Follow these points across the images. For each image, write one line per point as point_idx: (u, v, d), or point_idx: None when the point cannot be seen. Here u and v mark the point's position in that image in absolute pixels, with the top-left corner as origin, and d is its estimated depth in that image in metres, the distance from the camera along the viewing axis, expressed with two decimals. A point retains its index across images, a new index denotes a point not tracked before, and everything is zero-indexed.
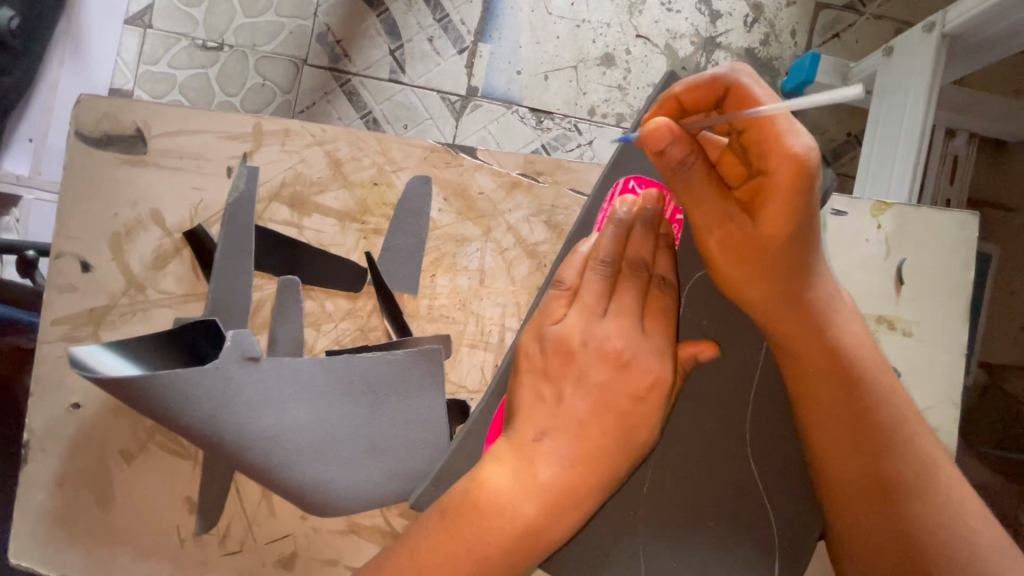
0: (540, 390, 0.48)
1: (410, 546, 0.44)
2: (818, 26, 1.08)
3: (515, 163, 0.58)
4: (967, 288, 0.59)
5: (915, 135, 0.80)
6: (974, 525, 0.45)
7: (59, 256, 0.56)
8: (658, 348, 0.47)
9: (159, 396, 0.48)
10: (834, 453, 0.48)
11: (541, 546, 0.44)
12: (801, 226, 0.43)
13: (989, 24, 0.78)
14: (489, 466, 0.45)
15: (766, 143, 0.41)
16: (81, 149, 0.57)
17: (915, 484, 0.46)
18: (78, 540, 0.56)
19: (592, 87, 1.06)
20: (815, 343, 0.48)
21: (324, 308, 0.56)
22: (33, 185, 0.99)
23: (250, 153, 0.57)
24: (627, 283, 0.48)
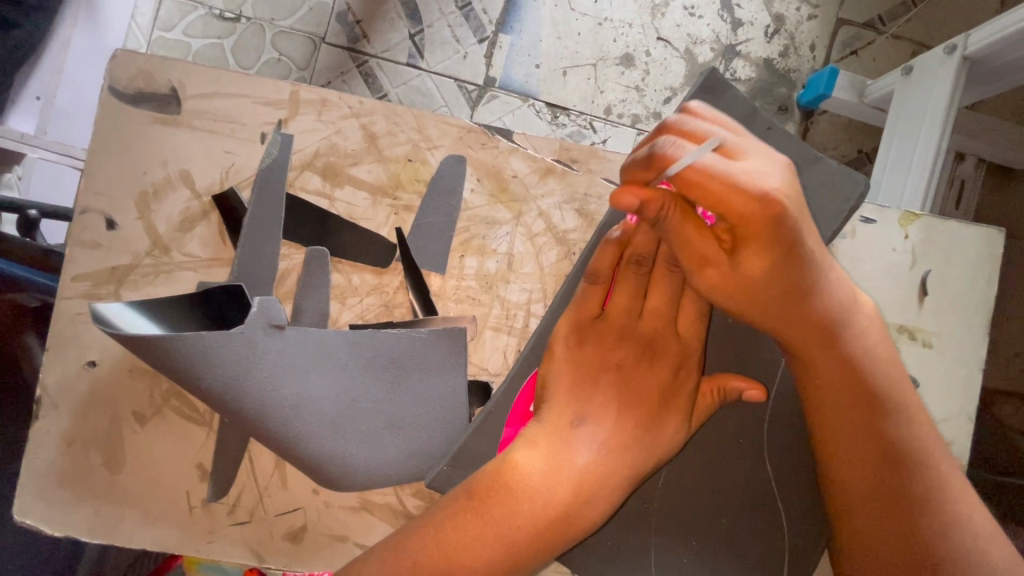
0: (575, 379, 0.49)
1: (433, 524, 0.45)
2: (838, 42, 1.09)
3: (550, 148, 0.58)
4: (988, 304, 0.60)
5: (930, 154, 0.81)
6: (985, 544, 0.46)
7: (84, 211, 0.55)
8: (692, 349, 0.50)
9: (181, 356, 0.47)
10: (851, 464, 0.48)
11: (570, 531, 0.45)
12: (784, 259, 0.43)
13: (1009, 51, 0.80)
14: (523, 449, 0.46)
15: (719, 201, 0.40)
16: (113, 104, 0.56)
17: (934, 502, 0.46)
18: (84, 501, 0.55)
19: (610, 87, 1.06)
20: (831, 358, 0.47)
21: (350, 282, 0.56)
22: (38, 144, 0.94)
23: (285, 121, 0.57)
24: (662, 284, 0.50)
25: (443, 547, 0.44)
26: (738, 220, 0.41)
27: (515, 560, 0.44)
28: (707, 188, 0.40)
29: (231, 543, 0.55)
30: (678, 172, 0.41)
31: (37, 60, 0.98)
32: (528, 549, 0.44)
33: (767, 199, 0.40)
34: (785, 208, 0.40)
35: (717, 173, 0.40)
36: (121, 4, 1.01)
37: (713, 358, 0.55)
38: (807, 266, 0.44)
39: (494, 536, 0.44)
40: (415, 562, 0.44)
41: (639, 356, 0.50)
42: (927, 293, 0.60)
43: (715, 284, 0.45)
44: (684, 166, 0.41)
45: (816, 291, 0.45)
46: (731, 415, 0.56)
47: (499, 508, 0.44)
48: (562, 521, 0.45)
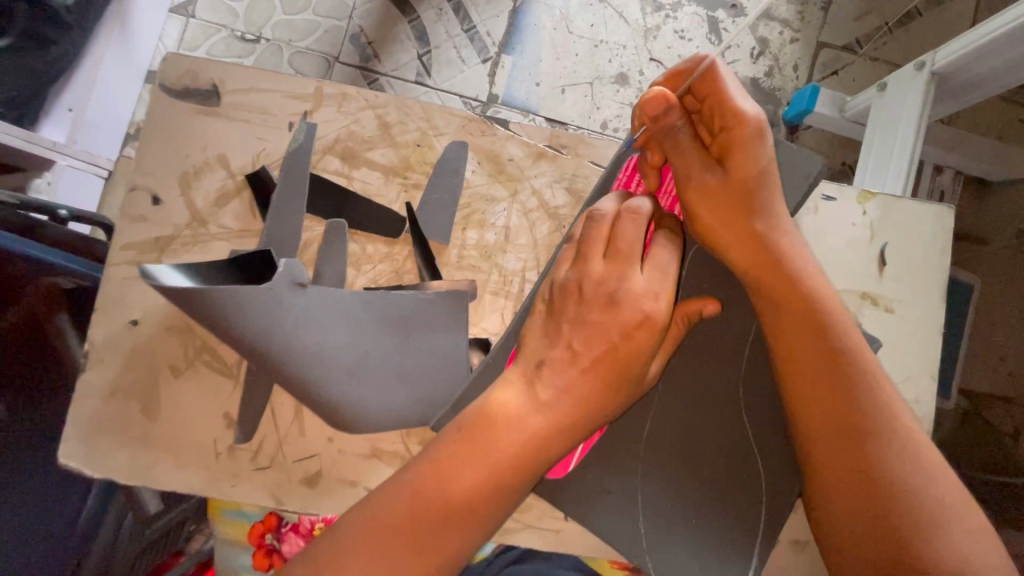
0: (548, 331, 0.54)
1: (428, 457, 0.49)
2: (818, 63, 1.19)
3: (542, 136, 0.66)
4: (944, 272, 0.67)
5: (904, 160, 0.89)
6: (934, 480, 0.49)
7: (133, 189, 0.63)
8: (654, 288, 0.53)
9: (216, 306, 0.53)
10: (808, 401, 0.53)
11: (542, 456, 0.50)
12: (759, 172, 0.56)
13: (974, 66, 0.88)
14: (502, 389, 0.51)
15: (727, 104, 0.56)
16: (162, 99, 0.64)
17: (880, 436, 0.50)
18: (122, 445, 0.61)
19: (605, 103, 1.15)
20: (788, 286, 0.55)
21: (365, 251, 0.63)
22: (68, 153, 1.04)
23: (310, 113, 0.65)
24: (626, 227, 0.53)
25: (438, 471, 0.48)
26: (735, 124, 0.55)
27: (501, 481, 0.48)
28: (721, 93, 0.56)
29: (253, 486, 0.61)
30: (703, 74, 0.56)
31: (70, 74, 1.08)
32: (511, 472, 0.49)
33: (755, 113, 0.56)
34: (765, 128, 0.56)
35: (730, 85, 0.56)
36: (151, 26, 1.16)
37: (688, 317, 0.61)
38: (770, 185, 0.56)
39: (480, 461, 0.48)
40: (415, 489, 0.48)
41: (606, 300, 0.52)
42: (887, 264, 0.66)
43: (700, 182, 0.56)
44: (709, 70, 0.56)
45: (775, 212, 0.57)
46: (703, 372, 0.62)
47: (485, 436, 0.49)
48: (538, 444, 0.50)
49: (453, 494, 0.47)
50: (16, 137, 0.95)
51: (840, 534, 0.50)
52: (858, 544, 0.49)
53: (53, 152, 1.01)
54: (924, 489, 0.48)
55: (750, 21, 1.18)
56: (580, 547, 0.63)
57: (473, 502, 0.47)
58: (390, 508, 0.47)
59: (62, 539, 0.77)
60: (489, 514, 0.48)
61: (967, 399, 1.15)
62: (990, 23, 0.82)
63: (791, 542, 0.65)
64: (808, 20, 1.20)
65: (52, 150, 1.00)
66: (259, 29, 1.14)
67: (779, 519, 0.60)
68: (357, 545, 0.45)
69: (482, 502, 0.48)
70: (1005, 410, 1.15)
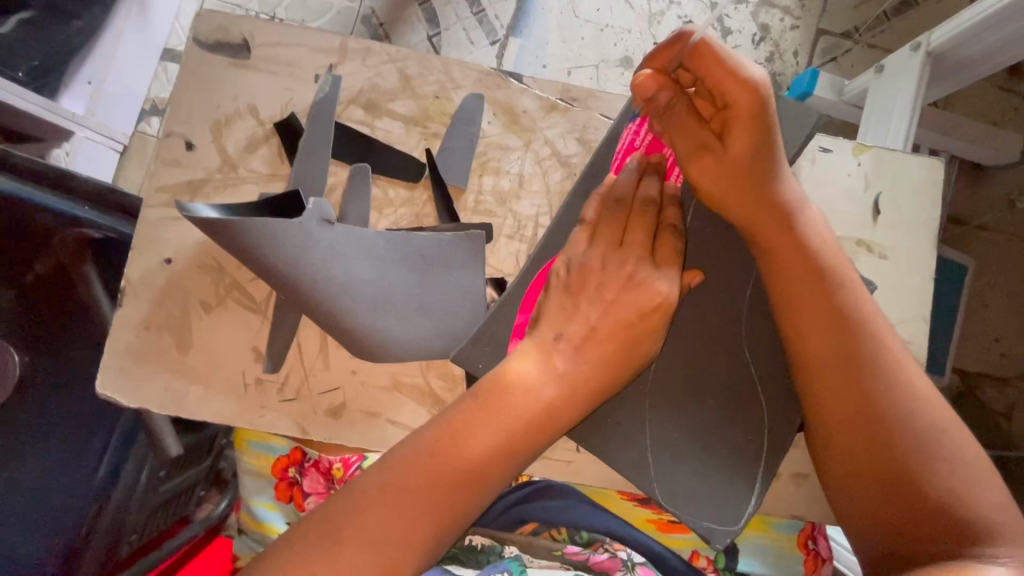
0: (563, 302, 0.57)
1: (446, 418, 0.53)
2: (818, 50, 1.22)
3: (554, 89, 0.69)
4: (935, 220, 0.70)
5: (899, 140, 0.93)
6: (928, 406, 0.53)
7: (168, 134, 0.66)
8: (667, 276, 0.57)
9: (248, 238, 0.57)
10: (814, 360, 0.55)
11: (557, 423, 0.54)
12: (761, 142, 0.55)
13: (967, 45, 0.91)
14: (517, 360, 0.54)
15: (722, 83, 0.54)
16: (196, 51, 0.68)
17: (881, 376, 0.53)
18: (157, 376, 0.64)
19: (609, 86, 1.20)
20: (790, 244, 0.57)
21: (387, 195, 0.67)
22: (86, 124, 1.08)
23: (335, 65, 0.68)
24: (639, 220, 0.59)
25: (455, 436, 0.51)
26: (733, 100, 0.54)
27: (514, 446, 0.52)
28: (715, 70, 0.54)
29: (280, 416, 0.65)
30: (693, 49, 0.54)
31: (89, 47, 1.10)
32: (525, 437, 0.52)
33: (755, 84, 0.53)
34: (767, 97, 0.54)
35: (725, 58, 0.53)
36: (165, 8, 1.20)
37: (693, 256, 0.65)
38: (772, 153, 0.56)
39: (496, 427, 0.51)
40: (431, 453, 0.51)
41: (626, 285, 0.57)
42: (881, 212, 0.70)
43: (703, 163, 0.57)
44: (700, 46, 0.54)
45: (778, 178, 0.57)
46: (706, 309, 0.64)
47: (500, 404, 0.52)
48: (552, 413, 0.53)
49: (470, 457, 0.51)
50: (37, 106, 0.99)
51: (845, 481, 0.54)
52: (861, 492, 0.53)
53: (72, 123, 1.06)
54: (914, 410, 0.52)
55: (751, 8, 1.23)
56: (588, 477, 0.67)
57: (488, 465, 0.51)
58: (409, 471, 0.50)
59: (84, 484, 0.79)
60: (501, 476, 0.52)
61: (962, 378, 1.19)
62: (979, 4, 0.84)
63: (791, 475, 0.68)
64: (809, 7, 1.23)
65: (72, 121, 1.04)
66: (274, 10, 1.21)
67: (780, 449, 0.63)
68: (376, 503, 0.49)
69: (497, 465, 0.51)
70: (997, 390, 1.19)
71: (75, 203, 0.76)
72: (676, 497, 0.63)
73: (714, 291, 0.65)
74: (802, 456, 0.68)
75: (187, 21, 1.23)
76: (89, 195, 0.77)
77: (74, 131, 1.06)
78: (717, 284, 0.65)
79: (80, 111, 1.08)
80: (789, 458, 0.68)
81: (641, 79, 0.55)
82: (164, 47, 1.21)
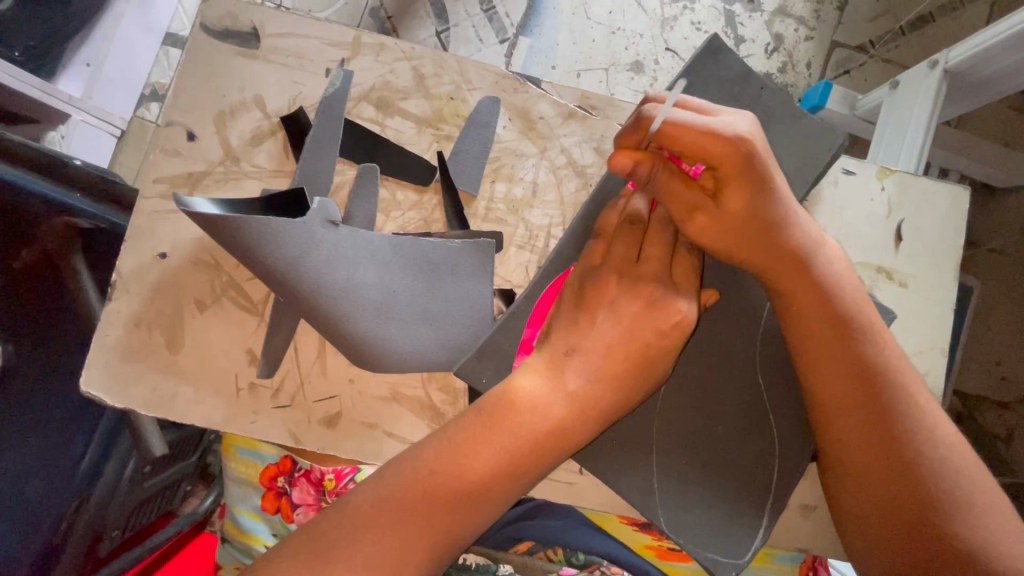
0: (575, 317, 0.55)
1: (448, 437, 0.50)
2: (831, 62, 1.21)
3: (573, 96, 0.67)
4: (957, 250, 0.68)
5: (913, 157, 0.89)
6: (950, 451, 0.50)
7: (170, 124, 0.64)
8: (685, 295, 0.55)
9: (249, 234, 0.54)
10: (831, 408, 0.53)
11: (563, 445, 0.51)
12: (761, 194, 0.52)
13: (986, 63, 0.88)
14: (524, 375, 0.52)
15: (698, 147, 0.50)
16: (202, 38, 0.65)
17: (903, 421, 0.51)
18: (145, 375, 0.61)
19: (620, 90, 1.18)
20: (806, 288, 0.53)
21: (395, 198, 0.64)
22: (83, 108, 1.06)
23: (347, 60, 0.66)
24: (657, 236, 0.56)
25: (456, 454, 0.49)
26: (716, 161, 0.51)
27: (517, 468, 0.49)
28: (687, 138, 0.50)
29: (273, 423, 0.62)
30: (659, 128, 0.51)
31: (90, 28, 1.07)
32: (528, 457, 0.50)
33: (736, 142, 0.50)
34: (752, 147, 0.51)
35: (694, 124, 0.50)
36: None
37: (710, 275, 0.62)
38: (776, 201, 0.52)
39: (500, 447, 0.49)
40: (431, 471, 0.48)
41: (648, 305, 0.54)
42: (902, 239, 0.68)
43: (705, 225, 0.53)
44: (664, 123, 0.51)
45: (788, 222, 0.53)
46: (720, 331, 0.62)
47: (506, 423, 0.50)
48: (560, 433, 0.51)
49: (471, 478, 0.48)
50: (33, 87, 0.95)
51: (860, 519, 0.52)
52: (881, 537, 0.51)
53: (69, 106, 1.03)
54: (932, 451, 0.50)
55: (765, 18, 1.21)
56: (590, 499, 0.65)
57: (490, 486, 0.48)
58: (406, 491, 0.47)
59: (63, 480, 0.76)
60: (503, 498, 0.49)
61: (963, 402, 1.18)
62: (1000, 24, 0.82)
63: (800, 506, 0.66)
64: (824, 20, 1.21)
65: (69, 104, 1.02)
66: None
67: (789, 482, 0.61)
68: (371, 524, 0.46)
69: (498, 487, 0.49)
70: (998, 415, 1.17)
71: (67, 190, 0.73)
72: (681, 525, 0.60)
73: (730, 312, 0.62)
74: (812, 488, 0.65)
75: (191, 7, 1.21)
76: (85, 184, 0.74)
77: (72, 114, 1.03)
78: (734, 306, 0.62)
79: (79, 94, 1.07)
80: (799, 489, 0.65)
81: (616, 161, 0.51)
82: (166, 31, 1.19)
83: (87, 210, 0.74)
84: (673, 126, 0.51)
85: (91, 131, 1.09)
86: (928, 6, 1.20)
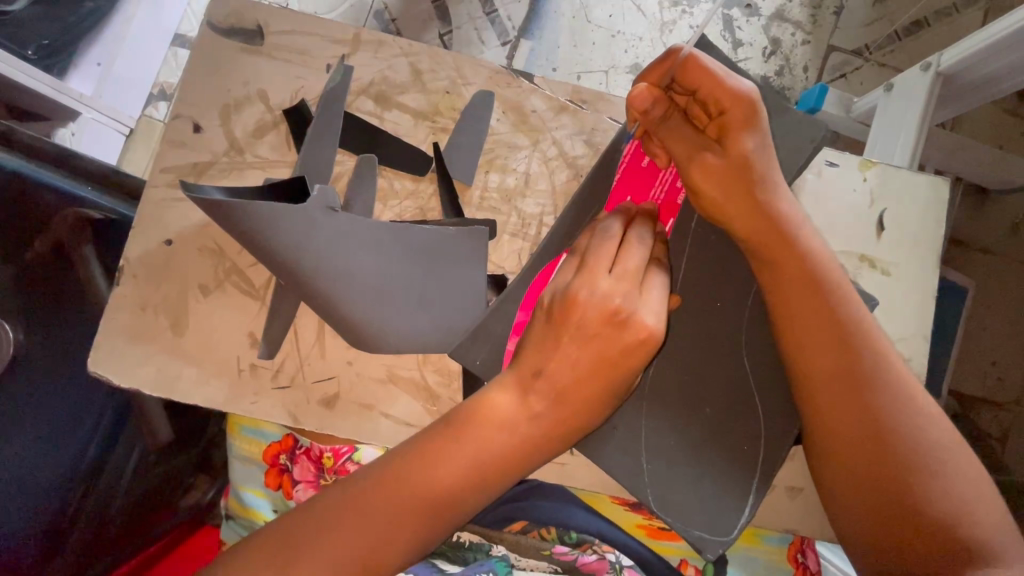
0: (545, 336, 0.54)
1: (421, 447, 0.52)
2: (827, 65, 1.23)
3: (564, 90, 0.70)
4: (939, 240, 0.70)
5: (906, 157, 0.91)
6: (928, 424, 0.52)
7: (177, 117, 0.67)
8: (651, 307, 0.53)
9: (251, 218, 0.56)
10: (817, 378, 0.54)
11: (523, 463, 0.53)
12: (761, 147, 0.55)
13: (974, 65, 0.90)
14: (494, 390, 0.53)
15: (713, 88, 0.55)
16: (209, 35, 0.68)
17: (883, 389, 0.52)
18: (150, 357, 0.64)
19: (619, 91, 1.21)
20: (790, 260, 0.55)
21: (392, 187, 0.67)
22: (93, 106, 1.09)
23: (348, 56, 0.69)
24: (630, 252, 0.55)
25: (425, 460, 0.51)
26: (727, 107, 0.55)
27: (484, 477, 0.52)
28: (705, 78, 0.55)
29: (272, 403, 0.64)
30: (681, 65, 0.55)
31: (101, 29, 1.11)
32: (492, 473, 0.52)
33: (746, 91, 0.54)
34: (759, 103, 0.55)
35: (714, 67, 0.55)
36: None
37: (696, 261, 0.64)
38: (772, 157, 0.56)
39: (469, 458, 0.51)
40: (403, 475, 0.51)
41: (608, 322, 0.53)
42: (886, 229, 0.70)
43: (708, 168, 0.55)
44: (690, 58, 0.55)
45: (779, 184, 0.56)
46: (705, 315, 0.64)
47: (476, 429, 0.52)
48: (527, 446, 0.53)
49: (440, 482, 0.51)
50: (45, 85, 0.99)
51: (844, 491, 0.53)
52: (863, 508, 0.52)
53: (81, 104, 1.07)
54: (910, 422, 0.52)
55: (762, 22, 1.23)
56: (581, 480, 0.66)
57: (458, 495, 0.51)
58: (376, 498, 0.50)
59: (72, 463, 0.79)
60: (472, 503, 0.52)
61: (958, 401, 1.18)
62: (992, 27, 0.85)
63: (785, 489, 0.67)
64: (819, 24, 1.24)
65: (79, 102, 1.05)
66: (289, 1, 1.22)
67: (774, 463, 0.62)
68: (341, 521, 0.49)
69: (466, 494, 0.51)
70: (992, 415, 1.18)
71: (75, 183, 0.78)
72: (668, 505, 0.62)
73: (716, 298, 0.64)
74: (798, 470, 0.67)
75: (200, 8, 1.24)
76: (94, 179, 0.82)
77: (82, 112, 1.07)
78: (720, 291, 0.64)
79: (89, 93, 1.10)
80: (784, 472, 0.67)
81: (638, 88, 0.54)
82: (175, 32, 1.22)
83: (99, 201, 0.78)
84: (693, 65, 0.55)
85: (101, 128, 1.12)
86: (922, 11, 1.23)
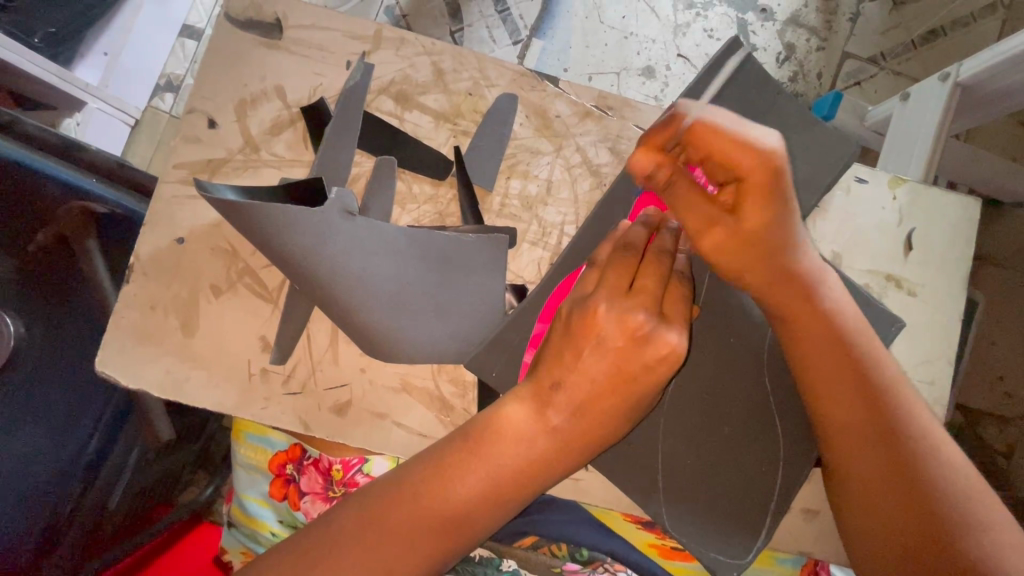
0: (562, 348, 0.51)
1: (434, 461, 0.51)
2: (842, 73, 1.21)
3: (590, 95, 0.68)
4: (967, 261, 0.69)
5: (921, 167, 0.87)
6: (953, 466, 0.51)
7: (191, 111, 0.64)
8: (675, 324, 0.51)
9: (267, 221, 0.54)
10: (837, 425, 0.53)
11: (545, 475, 0.51)
12: (781, 209, 0.50)
13: (996, 80, 0.89)
14: (509, 404, 0.51)
15: (729, 153, 0.47)
16: (226, 27, 0.66)
17: (908, 439, 0.51)
18: (157, 358, 0.62)
19: (631, 93, 1.19)
20: (810, 312, 0.53)
21: (411, 190, 0.65)
22: (99, 96, 1.07)
23: (367, 53, 0.67)
24: (652, 265, 0.53)
25: (442, 479, 0.50)
26: (744, 173, 0.48)
27: (499, 492, 0.50)
28: (717, 143, 0.47)
29: (283, 409, 0.62)
30: (690, 127, 0.48)
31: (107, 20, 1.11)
32: (513, 486, 0.50)
33: (767, 152, 0.47)
34: (783, 163, 0.48)
35: (727, 131, 0.47)
36: None
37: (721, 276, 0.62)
38: (790, 220, 0.51)
39: (485, 474, 0.50)
40: (415, 493, 0.50)
41: (630, 340, 0.50)
42: (913, 247, 0.69)
43: (718, 238, 0.51)
44: (696, 121, 0.47)
45: (793, 246, 0.52)
46: (726, 336, 0.62)
47: (488, 444, 0.50)
48: (542, 464, 0.51)
49: (455, 501, 0.49)
50: (48, 73, 0.96)
51: (863, 530, 0.53)
52: (884, 546, 0.51)
53: (85, 93, 1.04)
54: (937, 466, 0.50)
55: (778, 27, 1.22)
56: (595, 496, 0.65)
57: (477, 509, 0.50)
58: (388, 511, 0.49)
59: (70, 462, 0.76)
60: (486, 524, 0.51)
61: (965, 416, 1.17)
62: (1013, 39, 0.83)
63: (803, 511, 0.66)
64: (836, 32, 1.22)
65: (84, 91, 1.02)
66: None
67: (794, 484, 0.61)
68: (358, 538, 0.48)
69: (481, 512, 0.50)
70: (1001, 431, 1.17)
71: (81, 173, 0.74)
72: (683, 525, 0.61)
73: (740, 314, 0.62)
74: (816, 491, 0.66)
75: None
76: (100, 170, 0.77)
77: (88, 101, 1.05)
78: (745, 308, 0.62)
79: (95, 81, 1.09)
80: (802, 493, 0.66)
81: (636, 160, 0.51)
82: (183, 23, 1.19)
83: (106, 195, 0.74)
84: (702, 132, 0.47)
85: (105, 118, 1.10)
86: (940, 21, 1.21)
